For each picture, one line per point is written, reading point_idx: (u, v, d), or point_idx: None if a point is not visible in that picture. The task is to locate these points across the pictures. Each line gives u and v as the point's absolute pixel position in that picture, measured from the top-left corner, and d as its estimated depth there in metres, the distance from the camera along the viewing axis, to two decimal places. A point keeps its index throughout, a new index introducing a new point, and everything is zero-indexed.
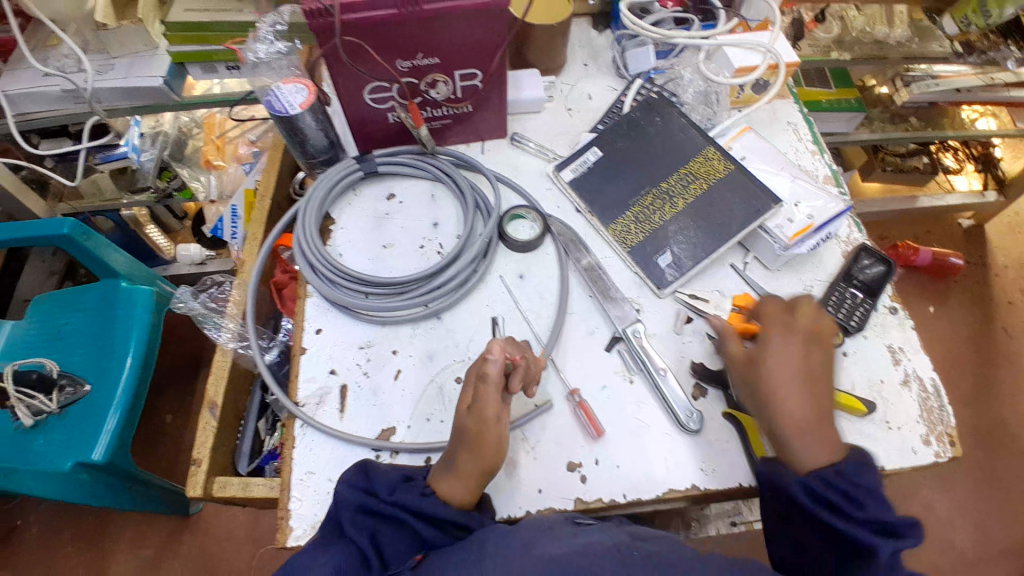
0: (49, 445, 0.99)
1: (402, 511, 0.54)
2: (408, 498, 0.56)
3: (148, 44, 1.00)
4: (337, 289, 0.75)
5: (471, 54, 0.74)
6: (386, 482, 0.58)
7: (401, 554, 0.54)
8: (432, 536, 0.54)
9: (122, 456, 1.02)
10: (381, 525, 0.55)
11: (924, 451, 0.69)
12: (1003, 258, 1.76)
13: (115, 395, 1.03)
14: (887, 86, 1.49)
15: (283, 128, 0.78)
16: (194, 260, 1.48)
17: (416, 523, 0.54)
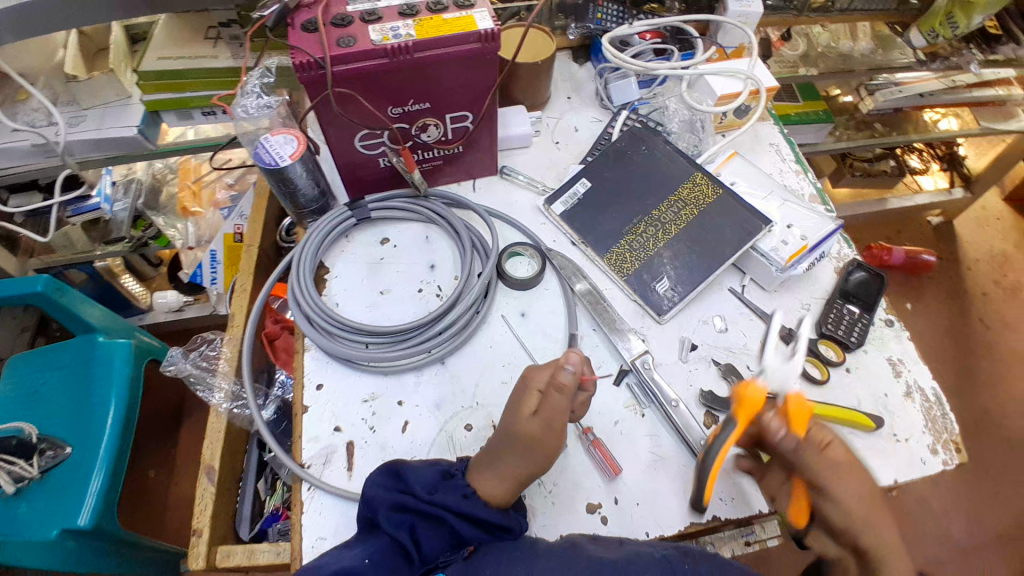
0: (31, 513, 0.93)
1: (440, 509, 0.52)
2: (447, 498, 0.53)
3: (119, 94, 0.98)
4: (335, 341, 0.73)
5: (461, 98, 0.74)
6: (423, 480, 0.56)
7: (439, 548, 0.51)
8: (472, 533, 0.52)
9: (110, 518, 0.98)
10: (419, 520, 0.52)
11: (932, 461, 0.69)
12: (973, 252, 1.81)
13: (98, 456, 0.99)
14: (852, 95, 1.57)
15: (273, 180, 0.76)
16: (172, 307, 1.45)
17: (455, 522, 0.51)
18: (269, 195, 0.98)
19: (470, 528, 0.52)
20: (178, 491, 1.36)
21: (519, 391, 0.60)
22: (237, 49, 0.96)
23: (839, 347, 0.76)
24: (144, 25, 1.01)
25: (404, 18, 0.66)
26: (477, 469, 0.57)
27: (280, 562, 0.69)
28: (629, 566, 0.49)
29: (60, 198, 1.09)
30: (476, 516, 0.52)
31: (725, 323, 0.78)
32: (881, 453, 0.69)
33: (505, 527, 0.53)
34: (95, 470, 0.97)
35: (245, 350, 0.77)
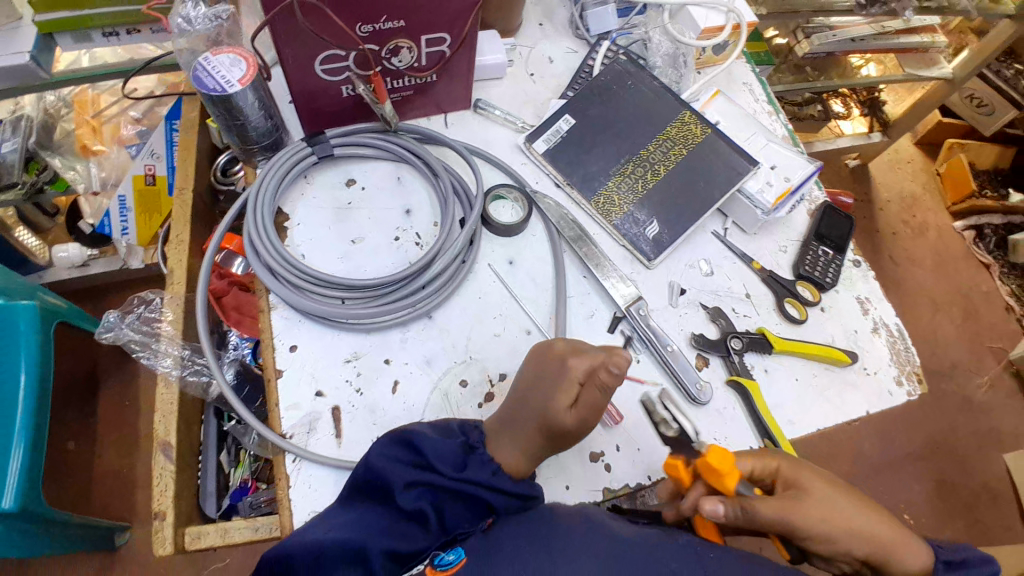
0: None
1: (474, 487, 0.51)
2: (478, 475, 0.52)
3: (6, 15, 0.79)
4: (307, 297, 0.65)
5: (440, 18, 0.66)
6: (444, 455, 0.52)
7: (462, 517, 0.51)
8: (501, 501, 0.52)
9: (37, 496, 0.87)
10: (445, 496, 0.51)
11: (899, 392, 0.74)
12: (886, 193, 1.94)
13: (13, 430, 0.87)
14: (787, 37, 1.54)
15: (216, 109, 0.65)
16: (74, 264, 1.24)
17: (488, 495, 0.52)
18: (198, 129, 0.84)
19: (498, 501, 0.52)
20: (105, 465, 1.24)
21: (554, 372, 0.56)
22: None
23: (815, 288, 0.78)
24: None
25: None
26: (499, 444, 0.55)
27: (260, 537, 0.63)
28: (654, 553, 0.46)
29: None
30: (503, 490, 0.53)
31: (711, 266, 0.78)
32: (856, 387, 0.73)
33: (527, 497, 0.54)
34: (13, 445, 0.86)
35: (197, 309, 0.67)
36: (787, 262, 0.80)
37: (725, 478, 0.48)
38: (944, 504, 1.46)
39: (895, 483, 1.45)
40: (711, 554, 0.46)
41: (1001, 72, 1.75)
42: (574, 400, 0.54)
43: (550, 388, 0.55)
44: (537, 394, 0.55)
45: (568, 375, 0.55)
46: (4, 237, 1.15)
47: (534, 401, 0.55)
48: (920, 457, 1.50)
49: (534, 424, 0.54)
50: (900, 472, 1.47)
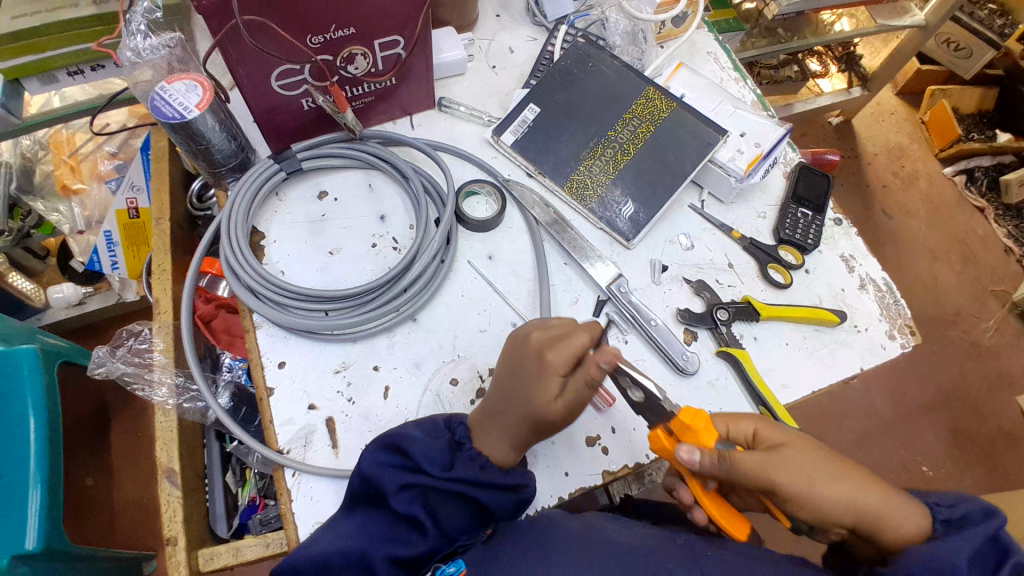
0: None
1: (463, 486, 0.52)
2: (467, 473, 0.53)
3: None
4: (289, 312, 0.65)
5: (390, 20, 0.66)
6: (434, 457, 0.53)
7: (459, 525, 0.52)
8: (495, 502, 0.53)
9: (58, 535, 0.89)
10: (437, 500, 0.52)
11: (891, 346, 0.73)
12: (872, 146, 1.94)
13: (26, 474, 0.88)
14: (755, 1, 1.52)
15: (178, 136, 0.65)
16: (70, 302, 1.28)
17: (480, 495, 0.52)
18: (169, 157, 0.84)
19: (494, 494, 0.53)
20: (125, 496, 1.25)
21: (534, 370, 0.54)
22: None
23: (797, 251, 0.78)
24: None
25: None
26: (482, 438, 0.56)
27: (272, 553, 0.65)
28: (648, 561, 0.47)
29: None
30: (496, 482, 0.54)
31: (690, 240, 0.78)
32: (846, 345, 0.73)
33: (518, 484, 0.55)
34: (29, 488, 0.87)
35: (185, 337, 0.68)
36: (767, 228, 0.80)
37: (700, 433, 0.51)
38: (959, 452, 1.46)
39: (907, 436, 1.46)
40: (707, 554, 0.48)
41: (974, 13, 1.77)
42: (557, 393, 0.53)
43: (532, 383, 0.54)
44: (519, 388, 0.54)
45: (548, 371, 0.53)
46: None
47: (515, 397, 0.54)
48: (930, 408, 1.50)
49: (519, 421, 0.54)
50: (911, 424, 1.47)
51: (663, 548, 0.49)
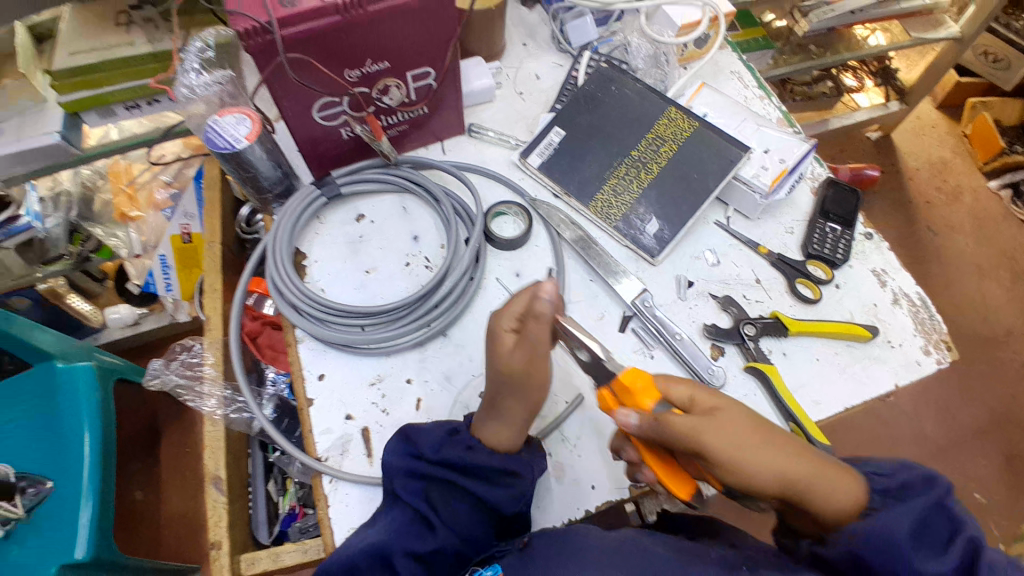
0: (22, 558, 0.89)
1: (451, 473, 0.54)
2: (456, 457, 0.55)
3: (33, 99, 0.91)
4: (328, 327, 0.69)
5: (421, 53, 0.70)
6: (432, 441, 0.56)
7: (452, 513, 0.54)
8: (484, 493, 0.54)
9: (107, 546, 0.95)
10: (433, 487, 0.55)
11: (926, 361, 0.72)
12: (914, 161, 1.89)
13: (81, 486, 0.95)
14: (786, 19, 1.54)
15: (229, 165, 0.71)
16: (127, 323, 1.38)
17: (467, 483, 0.55)
18: (220, 185, 0.90)
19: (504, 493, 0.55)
20: (173, 509, 1.31)
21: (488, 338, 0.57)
22: (153, 32, 0.89)
23: (827, 266, 0.78)
24: (45, 22, 0.92)
25: None
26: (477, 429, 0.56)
27: (309, 559, 0.69)
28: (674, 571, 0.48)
29: None
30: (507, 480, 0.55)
31: (716, 256, 0.79)
32: (879, 361, 0.72)
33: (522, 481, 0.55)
34: (83, 502, 0.94)
35: (233, 351, 0.73)
36: (795, 244, 0.80)
37: (638, 395, 0.52)
38: (1016, 480, 1.38)
39: (959, 462, 1.39)
40: (733, 566, 0.48)
41: (1011, 24, 1.72)
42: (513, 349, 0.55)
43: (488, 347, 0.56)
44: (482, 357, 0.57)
45: (497, 329, 0.56)
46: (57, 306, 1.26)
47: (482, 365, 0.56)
48: (984, 433, 1.43)
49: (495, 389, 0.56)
50: (963, 450, 1.41)
51: (690, 560, 0.49)
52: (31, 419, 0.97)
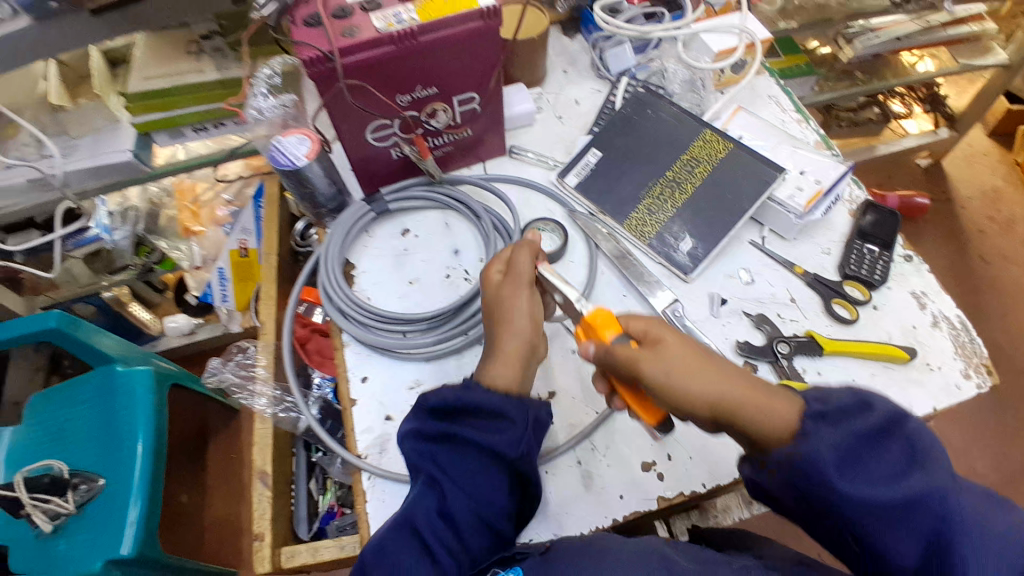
0: (75, 548, 0.98)
1: (447, 425, 0.56)
2: (449, 401, 0.56)
3: (108, 120, 1.02)
4: (373, 332, 0.74)
5: (467, 79, 0.76)
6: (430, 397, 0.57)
7: (461, 472, 0.55)
8: (484, 440, 0.55)
9: (151, 543, 1.02)
10: (440, 448, 0.56)
11: (967, 385, 0.70)
12: (965, 189, 1.85)
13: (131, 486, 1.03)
14: (830, 46, 1.54)
15: (289, 180, 0.77)
16: (183, 331, 1.48)
17: (464, 431, 0.56)
18: (278, 200, 0.97)
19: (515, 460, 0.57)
20: (216, 511, 1.38)
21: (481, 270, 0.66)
22: (221, 61, 0.97)
23: (864, 287, 0.77)
24: (121, 49, 1.04)
25: (404, 3, 0.68)
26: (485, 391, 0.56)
27: (345, 555, 0.72)
28: None
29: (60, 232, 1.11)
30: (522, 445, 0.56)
31: (749, 275, 0.79)
32: (917, 383, 0.71)
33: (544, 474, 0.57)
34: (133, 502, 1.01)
35: (285, 355, 0.77)
36: (831, 264, 0.80)
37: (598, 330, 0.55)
38: None
39: None
40: None
41: None
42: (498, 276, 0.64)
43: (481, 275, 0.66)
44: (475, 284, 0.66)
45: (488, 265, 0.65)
46: (120, 312, 1.38)
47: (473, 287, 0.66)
48: None
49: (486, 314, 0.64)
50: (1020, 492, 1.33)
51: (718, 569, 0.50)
52: (88, 418, 1.08)
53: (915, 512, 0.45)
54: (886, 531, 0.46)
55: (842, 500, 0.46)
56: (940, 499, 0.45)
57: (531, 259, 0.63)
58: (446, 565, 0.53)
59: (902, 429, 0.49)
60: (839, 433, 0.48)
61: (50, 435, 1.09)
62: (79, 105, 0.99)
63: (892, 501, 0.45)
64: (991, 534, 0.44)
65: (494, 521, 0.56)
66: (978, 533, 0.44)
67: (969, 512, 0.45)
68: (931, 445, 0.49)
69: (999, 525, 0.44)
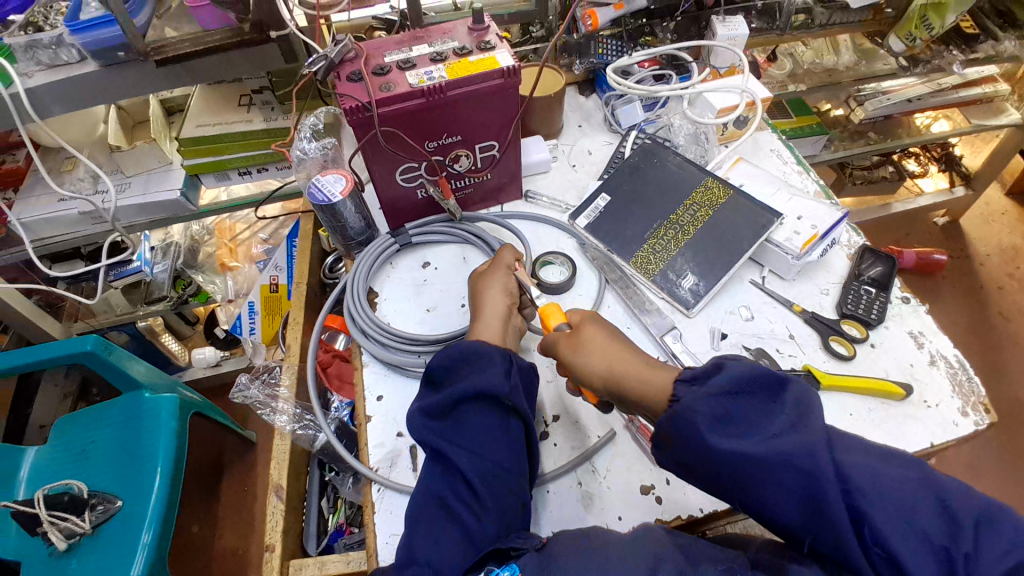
0: (86, 567, 1.01)
1: (445, 393, 0.62)
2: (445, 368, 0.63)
3: (161, 161, 1.13)
4: (390, 352, 0.79)
5: (489, 129, 0.84)
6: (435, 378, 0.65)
7: (471, 431, 0.60)
8: (478, 392, 0.61)
9: (161, 567, 1.03)
10: (444, 417, 0.61)
11: (964, 422, 0.72)
12: (984, 247, 1.87)
13: (147, 507, 1.06)
14: (842, 108, 1.62)
15: (323, 214, 0.84)
16: (211, 364, 1.55)
17: (457, 390, 0.61)
18: (310, 236, 1.06)
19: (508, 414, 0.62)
20: (227, 540, 1.39)
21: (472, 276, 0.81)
22: (269, 113, 1.10)
23: (861, 325, 0.80)
24: (178, 99, 1.17)
25: (435, 64, 0.77)
26: (462, 350, 0.64)
27: (350, 570, 0.73)
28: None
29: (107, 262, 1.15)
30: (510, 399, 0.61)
31: (749, 312, 0.83)
32: (914, 419, 0.72)
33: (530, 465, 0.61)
34: (145, 528, 1.03)
35: (309, 376, 0.81)
36: (830, 304, 0.84)
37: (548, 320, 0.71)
38: None
39: None
40: None
41: None
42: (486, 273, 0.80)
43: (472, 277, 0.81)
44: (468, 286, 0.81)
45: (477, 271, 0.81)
46: (152, 342, 1.48)
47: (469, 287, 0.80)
48: None
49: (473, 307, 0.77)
50: None
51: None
52: (115, 439, 1.14)
53: (787, 467, 0.45)
54: (760, 488, 0.46)
55: (715, 456, 0.48)
56: (809, 450, 0.45)
57: (513, 258, 0.79)
58: (468, 526, 0.56)
59: (779, 389, 0.50)
60: (708, 393, 0.50)
61: (73, 456, 1.15)
62: (134, 147, 1.09)
63: (760, 455, 0.46)
64: (870, 485, 0.43)
65: (507, 479, 0.59)
66: (856, 484, 0.44)
67: (845, 465, 0.45)
68: (812, 404, 0.49)
69: (880, 476, 0.44)
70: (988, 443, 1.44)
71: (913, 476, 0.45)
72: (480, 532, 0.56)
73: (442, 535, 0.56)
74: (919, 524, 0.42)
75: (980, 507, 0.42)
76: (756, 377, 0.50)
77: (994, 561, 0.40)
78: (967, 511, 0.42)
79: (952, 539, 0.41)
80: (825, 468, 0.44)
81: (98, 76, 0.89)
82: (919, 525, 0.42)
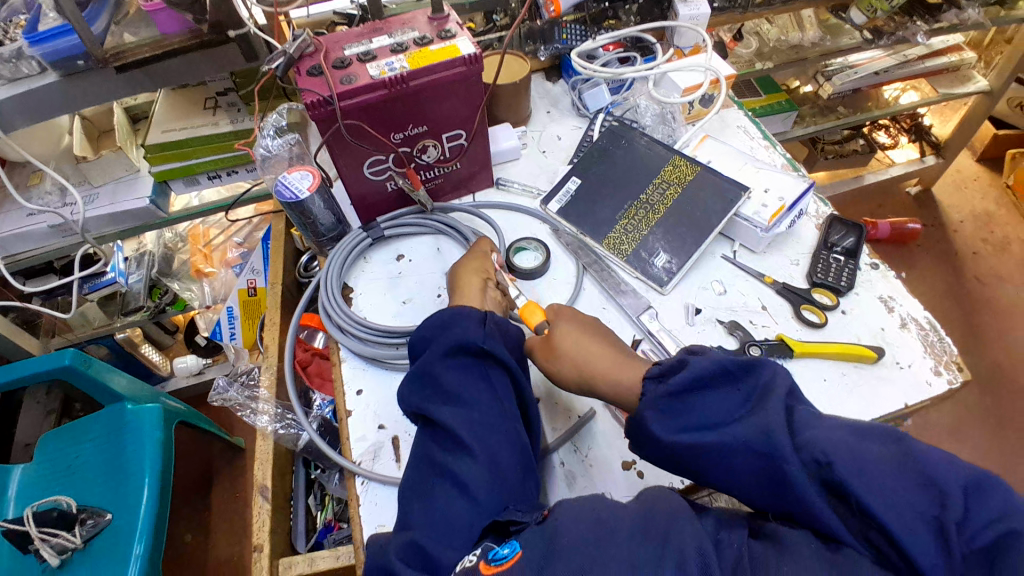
0: None
1: (426, 355, 0.63)
2: (426, 334, 0.66)
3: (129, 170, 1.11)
4: (368, 346, 0.79)
5: (455, 118, 0.84)
6: (417, 347, 0.66)
7: (456, 384, 0.61)
8: (457, 342, 0.63)
9: None
10: (428, 376, 0.62)
11: (937, 381, 0.74)
12: (957, 214, 1.91)
13: (137, 519, 1.05)
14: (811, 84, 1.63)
15: (294, 213, 0.84)
16: (192, 371, 1.53)
17: (438, 348, 0.63)
18: (284, 236, 1.05)
19: (491, 371, 0.63)
20: (222, 546, 1.39)
21: None
22: (236, 114, 1.08)
23: (832, 293, 0.82)
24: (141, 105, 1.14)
25: (396, 54, 0.76)
26: (441, 318, 0.66)
27: (341, 565, 0.73)
28: None
29: (80, 275, 1.13)
30: (488, 349, 0.63)
31: (721, 287, 0.84)
32: (887, 381, 0.74)
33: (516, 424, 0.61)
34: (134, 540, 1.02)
35: (287, 374, 0.80)
36: (800, 274, 0.85)
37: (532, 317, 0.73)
38: None
39: None
40: None
41: None
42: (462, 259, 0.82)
43: None
44: None
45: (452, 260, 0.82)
46: (132, 353, 1.46)
47: None
48: None
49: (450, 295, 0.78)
50: None
51: None
52: (100, 452, 1.13)
53: (747, 452, 0.48)
54: (717, 467, 0.51)
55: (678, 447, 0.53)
56: (769, 434, 0.48)
57: (491, 248, 0.82)
58: (461, 480, 0.56)
59: (745, 373, 0.53)
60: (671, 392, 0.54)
61: (59, 473, 1.13)
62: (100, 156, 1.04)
63: (714, 442, 0.50)
64: (858, 469, 0.43)
65: (499, 433, 0.59)
66: (846, 471, 0.43)
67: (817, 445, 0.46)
68: (778, 381, 0.51)
69: (863, 455, 0.44)
70: (970, 405, 1.48)
71: (894, 451, 0.45)
72: (476, 485, 0.55)
73: (437, 496, 0.56)
74: (904, 496, 0.42)
75: (965, 473, 0.42)
76: (718, 371, 0.53)
77: (983, 526, 0.39)
78: (954, 480, 0.42)
79: (943, 507, 0.41)
80: (785, 450, 0.46)
81: (59, 86, 0.87)
82: (912, 501, 0.42)
